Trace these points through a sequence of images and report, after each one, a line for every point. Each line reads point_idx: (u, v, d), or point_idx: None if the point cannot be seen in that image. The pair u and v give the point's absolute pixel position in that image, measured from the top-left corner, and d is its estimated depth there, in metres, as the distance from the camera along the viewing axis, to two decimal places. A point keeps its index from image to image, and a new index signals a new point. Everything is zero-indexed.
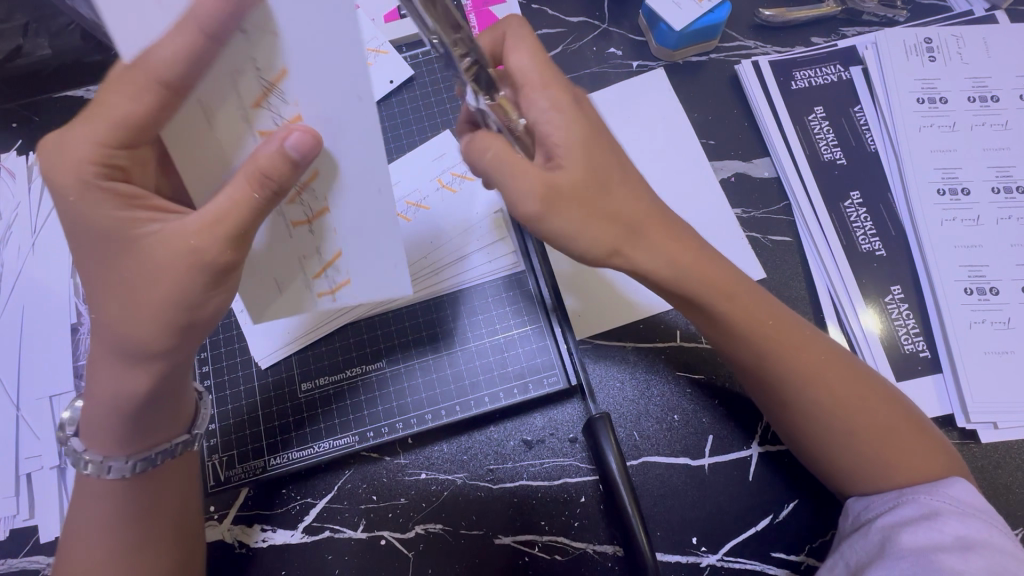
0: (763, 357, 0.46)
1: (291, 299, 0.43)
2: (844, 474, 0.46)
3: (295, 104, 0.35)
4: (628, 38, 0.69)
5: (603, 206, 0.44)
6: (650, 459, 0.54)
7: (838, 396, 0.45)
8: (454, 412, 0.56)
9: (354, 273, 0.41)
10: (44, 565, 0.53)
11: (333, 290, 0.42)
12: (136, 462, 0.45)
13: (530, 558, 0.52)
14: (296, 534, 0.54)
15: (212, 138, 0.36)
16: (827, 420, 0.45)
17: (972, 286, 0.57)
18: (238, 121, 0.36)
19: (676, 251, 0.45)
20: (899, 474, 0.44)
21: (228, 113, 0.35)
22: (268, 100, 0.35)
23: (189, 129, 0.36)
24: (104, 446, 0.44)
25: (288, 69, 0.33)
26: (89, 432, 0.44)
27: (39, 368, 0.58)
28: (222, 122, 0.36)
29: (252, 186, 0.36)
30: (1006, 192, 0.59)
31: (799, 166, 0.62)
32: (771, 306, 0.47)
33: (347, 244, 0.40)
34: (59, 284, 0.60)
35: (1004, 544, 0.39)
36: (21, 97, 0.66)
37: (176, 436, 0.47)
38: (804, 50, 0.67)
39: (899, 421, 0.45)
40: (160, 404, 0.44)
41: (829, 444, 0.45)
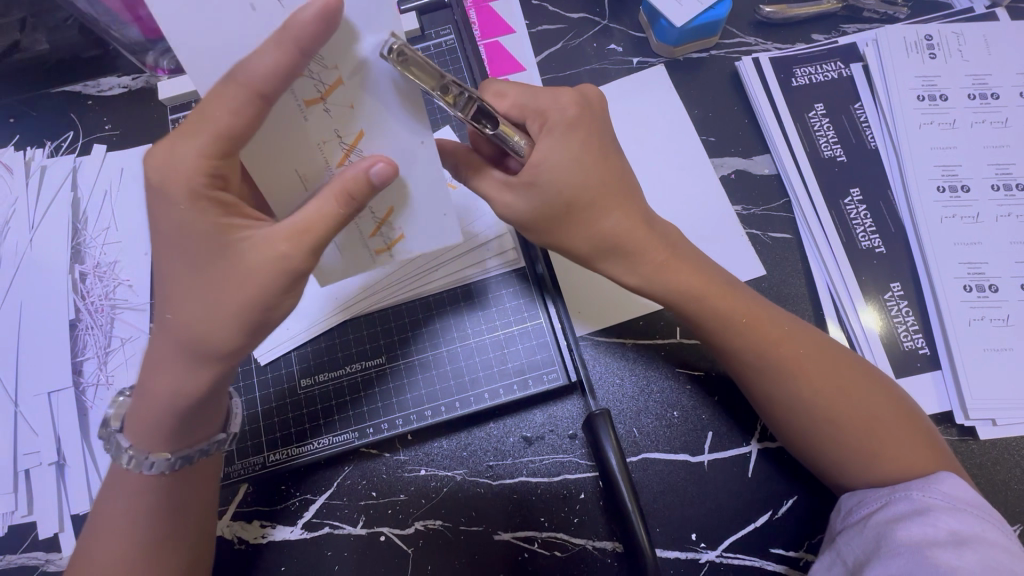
0: (743, 346, 0.47)
1: (351, 261, 0.45)
2: (835, 468, 0.46)
3: (359, 133, 0.37)
4: (629, 34, 0.69)
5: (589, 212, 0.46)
6: (650, 455, 0.55)
7: (824, 393, 0.46)
8: (454, 409, 0.56)
9: (408, 228, 0.43)
10: (44, 560, 0.53)
11: (389, 247, 0.44)
12: (176, 459, 0.44)
13: (529, 555, 0.52)
14: (295, 530, 0.54)
15: (281, 154, 0.38)
16: (814, 410, 0.46)
17: (971, 283, 0.57)
18: (316, 151, 0.38)
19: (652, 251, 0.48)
20: (884, 468, 0.44)
21: (295, 130, 0.37)
22: (340, 133, 0.37)
23: (274, 166, 0.38)
24: (151, 443, 0.43)
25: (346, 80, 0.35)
26: (134, 429, 0.43)
27: (36, 364, 0.58)
28: (298, 142, 0.37)
29: (337, 201, 0.36)
30: (1006, 190, 0.59)
31: (799, 163, 0.62)
32: (754, 302, 0.49)
33: (400, 200, 0.41)
34: (56, 279, 0.60)
35: (997, 539, 0.39)
36: (20, 91, 0.66)
37: (214, 434, 0.47)
38: (805, 47, 0.67)
39: (890, 417, 0.45)
40: (204, 406, 0.43)
41: (818, 434, 0.46)
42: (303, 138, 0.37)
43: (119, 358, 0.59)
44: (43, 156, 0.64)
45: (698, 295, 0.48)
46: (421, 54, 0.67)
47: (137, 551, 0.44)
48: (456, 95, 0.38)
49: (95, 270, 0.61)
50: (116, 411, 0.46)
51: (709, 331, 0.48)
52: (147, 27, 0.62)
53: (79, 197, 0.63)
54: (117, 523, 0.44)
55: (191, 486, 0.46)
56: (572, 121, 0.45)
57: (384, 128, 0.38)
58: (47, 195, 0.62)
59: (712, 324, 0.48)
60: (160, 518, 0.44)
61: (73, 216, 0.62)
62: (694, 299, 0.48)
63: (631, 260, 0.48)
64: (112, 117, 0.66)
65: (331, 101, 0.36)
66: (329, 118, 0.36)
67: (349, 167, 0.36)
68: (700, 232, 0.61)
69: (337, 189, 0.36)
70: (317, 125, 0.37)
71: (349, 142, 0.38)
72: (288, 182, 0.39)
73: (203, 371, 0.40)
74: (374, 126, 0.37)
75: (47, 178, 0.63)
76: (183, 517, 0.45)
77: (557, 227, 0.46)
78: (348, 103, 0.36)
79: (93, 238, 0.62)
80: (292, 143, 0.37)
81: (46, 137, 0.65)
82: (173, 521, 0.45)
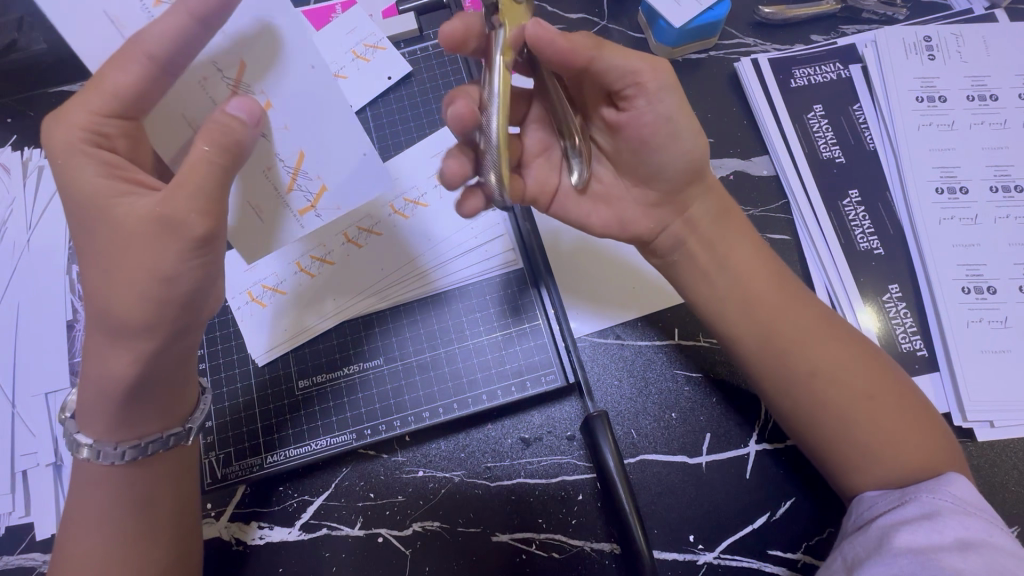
0: (770, 337, 0.49)
1: (280, 229, 0.45)
2: (820, 436, 0.47)
3: (241, 63, 0.39)
4: (627, 35, 0.69)
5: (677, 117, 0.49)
6: (648, 456, 0.55)
7: (819, 360, 0.48)
8: (452, 410, 0.56)
9: (325, 175, 0.44)
10: (40, 562, 0.53)
11: (313, 204, 0.44)
12: (130, 449, 0.44)
13: (527, 556, 0.52)
14: (294, 531, 0.53)
15: (175, 117, 0.40)
16: (831, 406, 0.47)
17: (970, 284, 0.57)
18: (203, 97, 0.40)
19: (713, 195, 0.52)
20: (868, 439, 0.46)
21: (188, 98, 0.40)
22: (221, 71, 0.39)
23: (166, 114, 0.40)
24: (96, 431, 0.44)
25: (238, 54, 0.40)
26: (84, 419, 0.44)
27: (34, 365, 0.57)
28: (187, 101, 0.40)
29: (205, 141, 0.37)
30: (1005, 192, 0.59)
31: (797, 164, 0.62)
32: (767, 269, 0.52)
33: (308, 143, 0.43)
34: (54, 280, 0.60)
35: (1004, 545, 0.39)
36: (17, 92, 0.66)
37: (170, 427, 0.46)
38: (804, 48, 0.66)
39: (882, 390, 0.47)
40: (150, 393, 0.43)
41: (833, 430, 0.47)
42: (190, 80, 0.39)
43: None
44: (41, 156, 0.64)
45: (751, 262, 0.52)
46: (420, 55, 0.68)
47: (109, 550, 0.43)
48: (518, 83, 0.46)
49: None
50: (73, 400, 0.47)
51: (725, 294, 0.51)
52: None
53: None
54: (105, 521, 0.43)
55: (162, 482, 0.46)
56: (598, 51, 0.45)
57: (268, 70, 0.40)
58: (44, 196, 0.62)
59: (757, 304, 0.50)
60: (134, 513, 0.44)
61: None
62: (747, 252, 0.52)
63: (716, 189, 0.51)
64: None
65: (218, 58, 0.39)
66: (207, 61, 0.39)
67: (222, 113, 0.38)
68: None
69: (212, 136, 0.37)
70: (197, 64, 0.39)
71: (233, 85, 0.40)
72: (180, 131, 0.41)
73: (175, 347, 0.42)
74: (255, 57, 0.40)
75: (44, 178, 0.63)
76: (162, 518, 0.45)
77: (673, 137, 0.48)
78: (222, 32, 0.39)
79: None
80: (182, 90, 0.40)
81: (42, 138, 0.65)
82: (147, 522, 0.45)
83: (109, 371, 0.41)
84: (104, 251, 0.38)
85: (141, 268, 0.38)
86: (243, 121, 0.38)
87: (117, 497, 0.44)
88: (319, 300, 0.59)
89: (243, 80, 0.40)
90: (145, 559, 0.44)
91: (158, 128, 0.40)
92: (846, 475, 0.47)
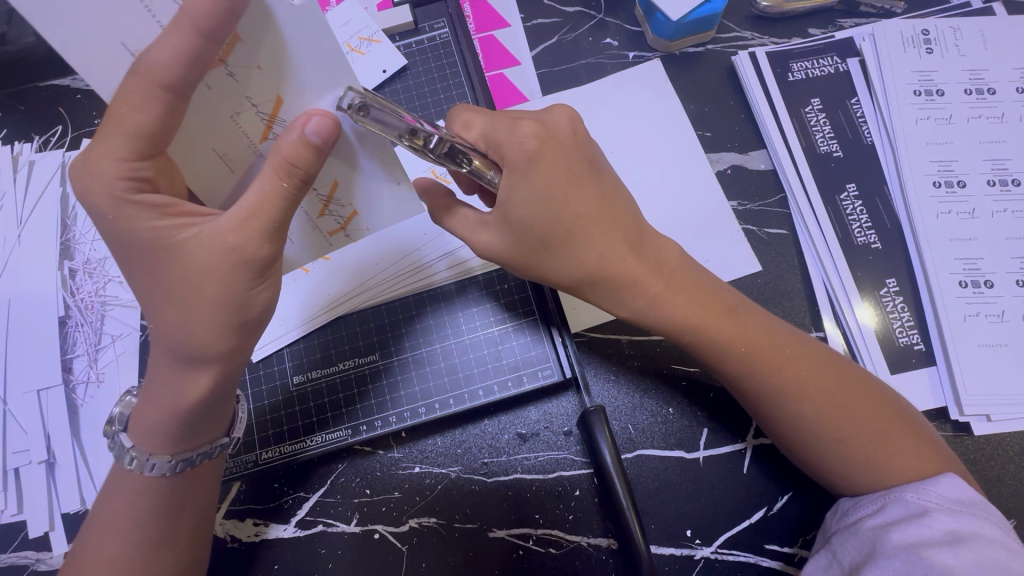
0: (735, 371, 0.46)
1: (308, 244, 0.47)
2: (795, 446, 0.46)
3: (278, 99, 0.37)
4: (625, 28, 0.68)
5: (554, 255, 0.46)
6: (645, 452, 0.54)
7: (782, 370, 0.45)
8: (449, 405, 0.56)
9: (357, 203, 0.45)
10: (34, 560, 0.53)
11: (343, 226, 0.46)
12: (178, 462, 0.44)
13: (524, 551, 0.52)
14: (289, 528, 0.53)
15: (199, 141, 0.38)
16: (809, 432, 0.45)
17: (967, 279, 0.57)
18: (240, 134, 0.38)
19: (647, 281, 0.46)
20: (847, 437, 0.44)
21: (202, 120, 0.37)
22: (251, 101, 0.37)
23: (194, 148, 0.38)
24: (152, 445, 0.44)
25: (282, 97, 0.37)
26: (138, 430, 0.44)
27: (24, 362, 0.57)
28: (215, 133, 0.38)
29: (281, 176, 0.38)
30: (1002, 185, 0.59)
31: (797, 158, 0.62)
32: (699, 285, 0.48)
33: (342, 175, 0.43)
34: (46, 275, 0.59)
35: (995, 536, 0.39)
36: (8, 86, 0.65)
37: (216, 438, 0.47)
38: (802, 41, 0.66)
39: (855, 398, 0.45)
40: (211, 408, 0.44)
41: (819, 449, 0.45)
42: (219, 113, 0.37)
43: (109, 355, 0.58)
44: (32, 150, 0.63)
45: (688, 322, 0.46)
46: (415, 48, 0.67)
47: (141, 548, 0.43)
48: (425, 139, 0.40)
49: (84, 267, 0.60)
50: (121, 411, 0.46)
51: (671, 325, 0.47)
52: None
53: (69, 192, 0.62)
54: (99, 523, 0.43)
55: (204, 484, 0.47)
56: (534, 152, 0.44)
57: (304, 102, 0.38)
58: (36, 190, 0.61)
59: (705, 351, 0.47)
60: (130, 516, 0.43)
61: (63, 211, 0.61)
62: (684, 319, 0.46)
63: (620, 290, 0.47)
64: (100, 110, 0.65)
65: (233, 65, 0.35)
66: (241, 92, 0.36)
67: (291, 146, 0.37)
68: (699, 229, 0.61)
69: (291, 173, 0.38)
70: (231, 99, 0.36)
71: (268, 117, 0.38)
72: (209, 163, 0.39)
73: (198, 371, 0.42)
74: (294, 94, 0.37)
75: (35, 173, 0.62)
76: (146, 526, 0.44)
77: (545, 258, 0.46)
78: (258, 64, 0.35)
79: (83, 233, 0.61)
80: (205, 122, 0.37)
81: (33, 131, 0.64)
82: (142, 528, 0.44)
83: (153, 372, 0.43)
84: (123, 246, 0.40)
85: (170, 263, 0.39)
86: (315, 147, 0.38)
87: (136, 497, 0.44)
88: (335, 306, 0.58)
89: (278, 115, 0.38)
90: (163, 560, 0.44)
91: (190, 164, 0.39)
92: (834, 484, 0.46)
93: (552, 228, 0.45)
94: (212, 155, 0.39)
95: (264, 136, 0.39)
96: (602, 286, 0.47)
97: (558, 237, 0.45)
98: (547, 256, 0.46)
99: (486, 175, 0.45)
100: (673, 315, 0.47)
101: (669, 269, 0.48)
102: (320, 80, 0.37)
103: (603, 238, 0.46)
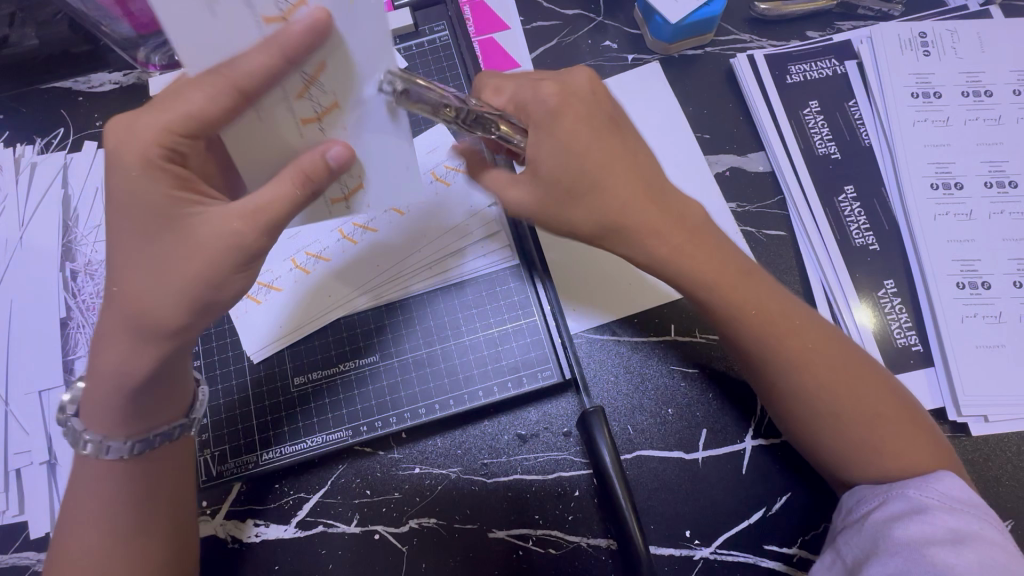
0: (752, 337, 0.46)
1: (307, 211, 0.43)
2: (795, 421, 0.47)
3: (322, 64, 0.34)
4: (624, 31, 0.69)
5: (584, 194, 0.45)
6: (644, 452, 0.55)
7: (788, 342, 0.45)
8: (448, 406, 0.56)
9: (369, 178, 0.42)
10: (35, 560, 0.53)
11: (346, 198, 0.43)
12: (136, 442, 0.44)
13: (524, 552, 0.52)
14: (289, 528, 0.54)
15: (253, 125, 0.37)
16: (812, 405, 0.45)
17: (965, 280, 0.57)
18: (287, 118, 0.37)
19: (667, 234, 0.46)
20: (851, 419, 0.44)
21: (265, 103, 0.36)
22: (314, 98, 0.36)
23: (245, 135, 0.38)
24: (105, 427, 0.44)
25: (330, 62, 0.34)
26: (91, 413, 0.44)
27: (25, 364, 0.57)
28: (273, 118, 0.37)
29: (295, 185, 0.38)
30: (999, 187, 0.59)
31: (795, 160, 0.62)
32: (720, 249, 0.48)
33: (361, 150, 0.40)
34: (47, 277, 0.59)
35: (995, 537, 0.40)
36: (11, 89, 0.65)
37: (174, 419, 0.47)
38: (800, 43, 0.66)
39: (859, 380, 0.45)
40: (162, 387, 0.45)
41: (819, 428, 0.45)
42: (276, 106, 0.36)
43: None
44: (34, 152, 0.63)
45: (708, 283, 0.46)
46: (415, 51, 0.67)
47: (120, 539, 0.43)
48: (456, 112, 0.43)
49: (85, 268, 0.60)
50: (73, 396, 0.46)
51: (690, 285, 0.47)
52: (139, 23, 0.61)
53: (70, 194, 0.62)
54: (97, 520, 0.43)
55: (178, 480, 0.47)
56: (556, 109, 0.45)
57: (351, 85, 0.36)
58: (37, 193, 0.62)
59: (720, 313, 0.47)
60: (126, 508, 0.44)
61: (65, 213, 0.61)
62: (706, 280, 0.46)
63: (639, 242, 0.46)
64: (102, 112, 0.65)
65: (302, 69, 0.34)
66: (307, 88, 0.36)
67: (321, 159, 0.38)
68: None
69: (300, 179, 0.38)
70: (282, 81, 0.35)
71: (321, 108, 0.37)
72: (255, 144, 0.38)
73: (150, 347, 0.41)
74: (344, 66, 0.35)
75: (38, 175, 0.62)
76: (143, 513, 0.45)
77: (570, 207, 0.46)
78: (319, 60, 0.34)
79: (85, 235, 0.61)
80: (263, 111, 0.37)
81: (36, 134, 0.64)
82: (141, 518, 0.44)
83: (176, 356, 0.44)
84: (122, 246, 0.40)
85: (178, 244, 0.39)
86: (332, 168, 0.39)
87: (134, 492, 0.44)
88: (348, 304, 0.59)
89: (320, 78, 0.35)
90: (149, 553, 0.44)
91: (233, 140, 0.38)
92: (836, 467, 0.46)
93: (580, 173, 0.45)
94: (269, 144, 0.39)
95: (308, 117, 0.37)
96: (622, 236, 0.46)
97: (583, 186, 0.45)
98: (575, 202, 0.45)
99: (515, 137, 0.46)
100: (689, 273, 0.46)
101: (695, 230, 0.47)
102: (369, 56, 0.35)
103: (621, 185, 0.45)
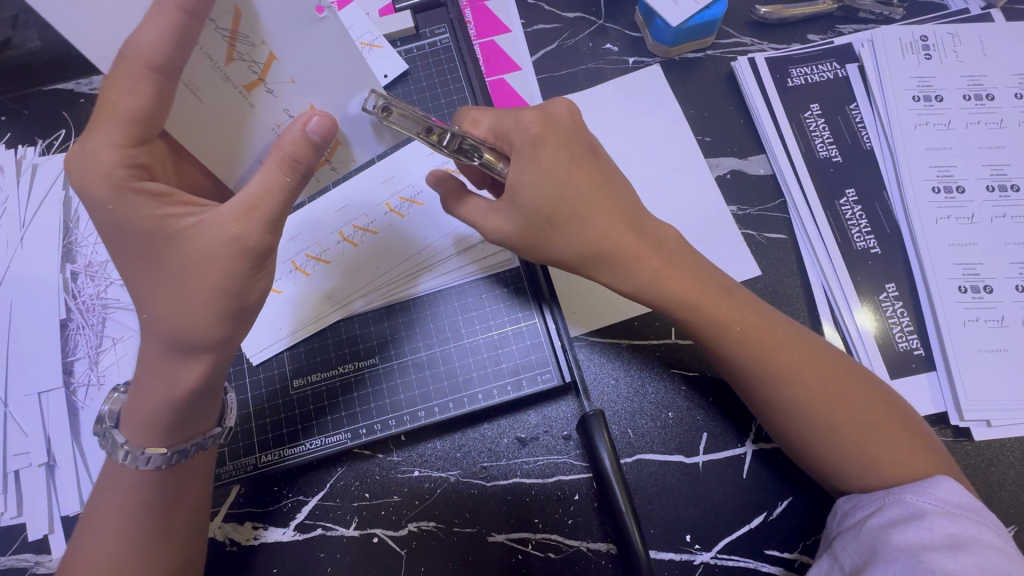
0: (734, 349, 0.46)
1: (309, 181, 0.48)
2: (789, 434, 0.46)
3: (235, 11, 0.36)
4: (625, 34, 0.69)
5: (566, 225, 0.47)
6: (645, 456, 0.54)
7: (774, 350, 0.46)
8: (448, 409, 0.56)
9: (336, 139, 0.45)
10: (34, 563, 0.53)
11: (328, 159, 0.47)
12: (172, 454, 0.44)
13: (523, 556, 0.52)
14: (287, 531, 0.53)
15: (198, 110, 0.39)
16: (804, 417, 0.45)
17: (967, 284, 0.57)
18: (229, 89, 0.39)
19: (647, 259, 0.47)
20: (847, 431, 0.44)
21: (201, 76, 0.38)
22: (245, 57, 0.38)
23: (195, 122, 0.39)
24: (146, 438, 0.44)
25: (240, 10, 0.37)
26: (130, 423, 0.44)
27: (25, 365, 0.57)
28: (215, 96, 0.39)
29: (283, 172, 0.40)
30: (1001, 191, 0.59)
31: (796, 164, 0.62)
32: (695, 268, 0.48)
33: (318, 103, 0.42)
34: (48, 278, 0.59)
35: (993, 541, 0.39)
36: (12, 90, 0.65)
37: (208, 429, 0.47)
38: (802, 47, 0.66)
39: (849, 390, 0.45)
40: (202, 401, 0.45)
41: (812, 440, 0.45)
42: (216, 81, 0.38)
43: (111, 357, 0.58)
44: (35, 153, 0.64)
45: (689, 301, 0.47)
46: (416, 53, 0.67)
47: (129, 549, 0.43)
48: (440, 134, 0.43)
49: (86, 270, 0.60)
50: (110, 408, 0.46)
51: (671, 307, 0.48)
52: None
53: (71, 195, 0.62)
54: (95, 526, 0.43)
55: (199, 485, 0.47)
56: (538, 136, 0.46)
57: (283, 36, 0.38)
58: (39, 194, 0.62)
59: (701, 331, 0.47)
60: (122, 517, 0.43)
61: (65, 215, 0.61)
62: (686, 301, 0.47)
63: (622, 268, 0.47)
64: None
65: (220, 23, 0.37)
66: (233, 49, 0.38)
67: (298, 131, 0.39)
68: (699, 234, 0.61)
69: (282, 156, 0.39)
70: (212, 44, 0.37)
71: (258, 65, 0.39)
72: (213, 130, 0.40)
73: (191, 362, 0.43)
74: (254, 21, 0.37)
75: (39, 176, 0.62)
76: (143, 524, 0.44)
77: (552, 235, 0.47)
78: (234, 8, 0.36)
79: (85, 236, 0.61)
80: (206, 90, 0.38)
81: (37, 135, 0.64)
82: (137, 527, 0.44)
83: (210, 370, 0.44)
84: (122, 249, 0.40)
85: (180, 246, 0.40)
86: (312, 142, 0.39)
87: (130, 497, 0.44)
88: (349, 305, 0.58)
89: (239, 30, 0.37)
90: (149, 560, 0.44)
91: (184, 130, 0.39)
92: (840, 480, 0.45)
93: (561, 207, 0.46)
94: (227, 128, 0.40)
95: (250, 83, 0.39)
96: (609, 264, 0.47)
97: (567, 215, 0.46)
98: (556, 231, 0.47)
99: (498, 166, 0.47)
100: (669, 296, 0.47)
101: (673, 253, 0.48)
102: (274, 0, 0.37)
103: (602, 213, 0.47)
